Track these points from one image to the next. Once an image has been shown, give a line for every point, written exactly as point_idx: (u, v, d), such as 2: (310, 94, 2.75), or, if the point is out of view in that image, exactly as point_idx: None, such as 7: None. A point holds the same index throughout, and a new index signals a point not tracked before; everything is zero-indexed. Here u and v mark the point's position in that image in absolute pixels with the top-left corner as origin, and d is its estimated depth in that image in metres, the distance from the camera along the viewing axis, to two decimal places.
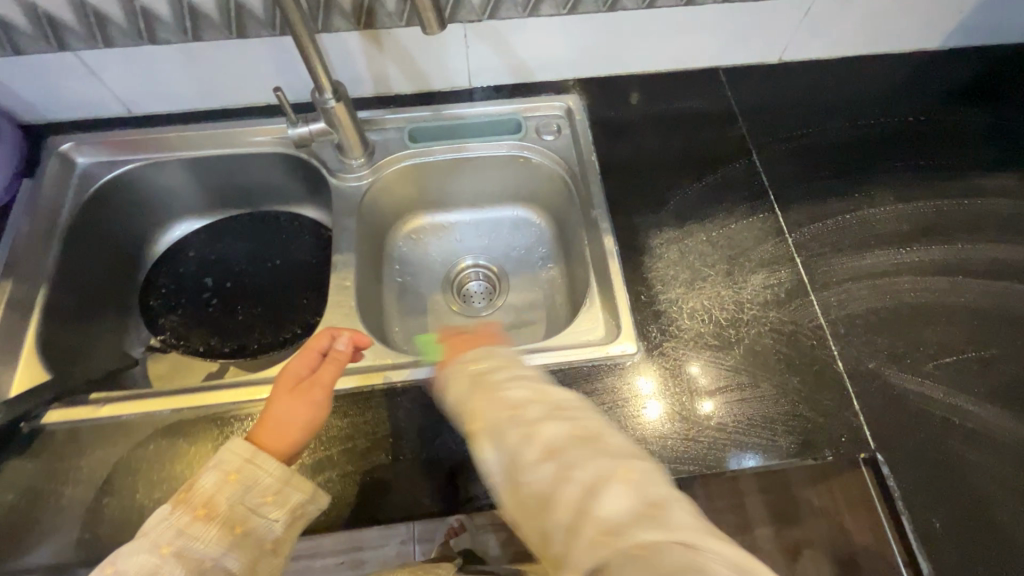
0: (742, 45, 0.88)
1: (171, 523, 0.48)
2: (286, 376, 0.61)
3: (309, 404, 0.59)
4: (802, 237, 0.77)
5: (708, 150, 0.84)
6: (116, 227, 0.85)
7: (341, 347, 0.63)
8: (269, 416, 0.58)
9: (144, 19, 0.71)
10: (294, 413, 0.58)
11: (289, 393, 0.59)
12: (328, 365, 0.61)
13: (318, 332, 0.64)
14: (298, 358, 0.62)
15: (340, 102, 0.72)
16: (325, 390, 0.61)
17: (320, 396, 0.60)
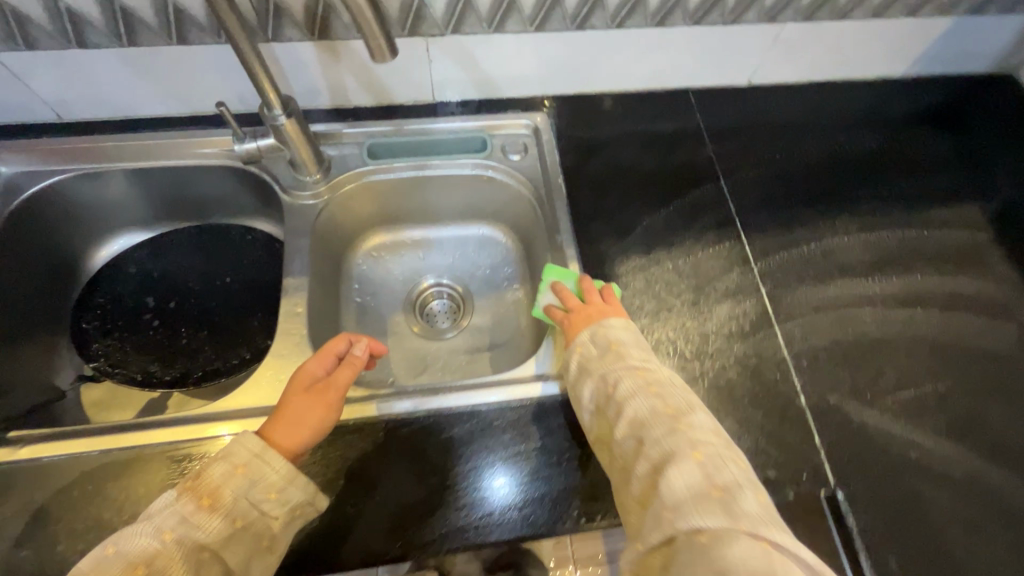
0: (712, 66, 0.86)
1: (174, 510, 0.48)
2: (302, 376, 0.61)
3: (324, 405, 0.59)
4: (768, 266, 0.76)
5: (677, 175, 0.82)
6: (45, 242, 0.78)
7: (358, 352, 0.64)
8: (285, 415, 0.58)
9: (71, 21, 0.64)
10: (306, 412, 0.58)
11: (304, 392, 0.59)
12: (344, 369, 0.62)
13: (337, 337, 0.65)
14: (316, 359, 0.63)
15: (291, 119, 0.67)
16: (340, 393, 0.61)
17: (336, 398, 0.60)
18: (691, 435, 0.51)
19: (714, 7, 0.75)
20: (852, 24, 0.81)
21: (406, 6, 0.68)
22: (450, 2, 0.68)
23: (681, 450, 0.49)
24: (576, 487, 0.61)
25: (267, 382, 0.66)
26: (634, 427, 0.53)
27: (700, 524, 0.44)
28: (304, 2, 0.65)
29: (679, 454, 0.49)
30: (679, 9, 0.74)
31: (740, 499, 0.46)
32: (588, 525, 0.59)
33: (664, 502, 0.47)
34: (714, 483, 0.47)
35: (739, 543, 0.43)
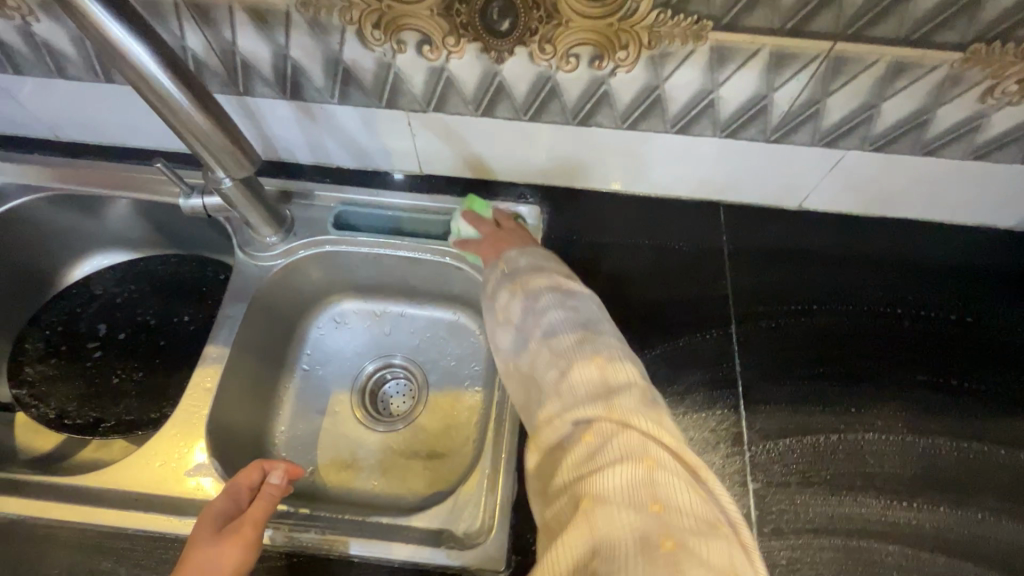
0: (751, 182, 0.71)
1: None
2: (206, 519, 0.52)
3: (238, 544, 0.49)
4: (764, 453, 0.59)
5: (676, 307, 0.68)
6: (17, 255, 0.78)
7: (274, 480, 0.55)
8: (188, 568, 0.47)
9: (49, 53, 0.63)
10: (215, 557, 0.48)
11: (212, 535, 0.50)
12: (259, 501, 0.53)
13: (248, 466, 0.57)
14: (222, 497, 0.54)
15: (237, 184, 0.61)
16: (257, 526, 0.51)
17: (252, 534, 0.50)
18: (596, 340, 0.47)
19: (752, 122, 0.61)
20: (943, 162, 0.63)
21: (381, 78, 0.60)
22: (429, 80, 0.60)
23: (586, 352, 0.46)
24: None
25: (150, 461, 0.60)
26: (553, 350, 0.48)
27: (580, 487, 0.38)
28: (271, 62, 0.60)
29: (584, 353, 0.46)
30: (706, 118, 0.61)
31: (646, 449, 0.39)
32: None
33: (557, 393, 0.45)
34: (636, 440, 0.40)
35: (615, 469, 0.38)
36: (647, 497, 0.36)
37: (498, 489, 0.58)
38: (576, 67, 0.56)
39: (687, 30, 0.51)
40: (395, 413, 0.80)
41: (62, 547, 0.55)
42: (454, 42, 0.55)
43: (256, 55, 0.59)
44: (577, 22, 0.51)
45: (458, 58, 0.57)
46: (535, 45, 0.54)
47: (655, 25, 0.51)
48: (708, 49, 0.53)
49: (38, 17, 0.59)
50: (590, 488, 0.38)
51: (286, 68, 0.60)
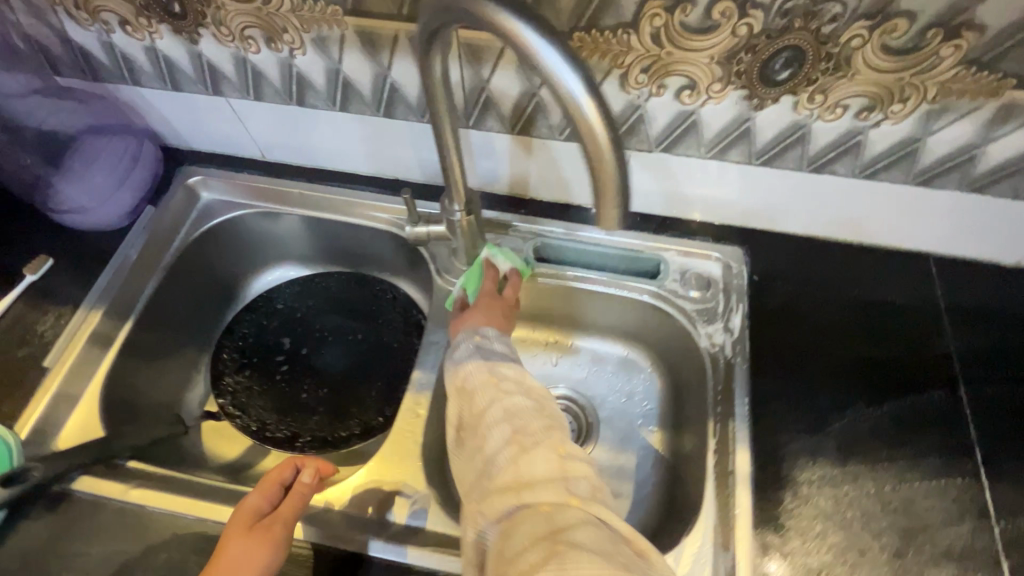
0: (973, 237, 0.68)
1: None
2: (242, 514, 0.54)
3: (266, 543, 0.51)
4: (1016, 532, 0.55)
5: (897, 365, 0.65)
6: (216, 267, 0.82)
7: (304, 479, 0.56)
8: (219, 561, 0.51)
9: (297, 83, 0.65)
10: (250, 554, 0.50)
11: (246, 532, 0.52)
12: (289, 500, 0.55)
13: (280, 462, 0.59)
14: (257, 492, 0.55)
15: (468, 217, 0.63)
16: (287, 525, 0.53)
17: (282, 535, 0.52)
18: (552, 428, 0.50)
19: (1007, 178, 0.59)
20: None
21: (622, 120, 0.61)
22: (674, 121, 0.59)
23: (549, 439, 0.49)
24: None
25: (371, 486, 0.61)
26: (505, 415, 0.51)
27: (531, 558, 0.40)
28: (516, 99, 0.61)
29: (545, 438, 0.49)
30: (958, 172, 0.59)
31: (591, 500, 0.44)
32: None
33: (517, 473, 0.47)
34: (564, 488, 0.45)
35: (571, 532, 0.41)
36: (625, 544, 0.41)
37: (731, 549, 0.54)
38: (839, 117, 0.56)
39: (984, 86, 0.50)
40: None
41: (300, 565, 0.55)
42: (720, 88, 0.55)
43: (504, 92, 0.61)
44: (864, 74, 0.51)
45: (716, 103, 0.57)
46: (806, 95, 0.54)
47: (949, 81, 0.50)
48: (997, 105, 0.52)
49: (306, 52, 0.61)
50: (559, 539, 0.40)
51: (529, 105, 0.62)
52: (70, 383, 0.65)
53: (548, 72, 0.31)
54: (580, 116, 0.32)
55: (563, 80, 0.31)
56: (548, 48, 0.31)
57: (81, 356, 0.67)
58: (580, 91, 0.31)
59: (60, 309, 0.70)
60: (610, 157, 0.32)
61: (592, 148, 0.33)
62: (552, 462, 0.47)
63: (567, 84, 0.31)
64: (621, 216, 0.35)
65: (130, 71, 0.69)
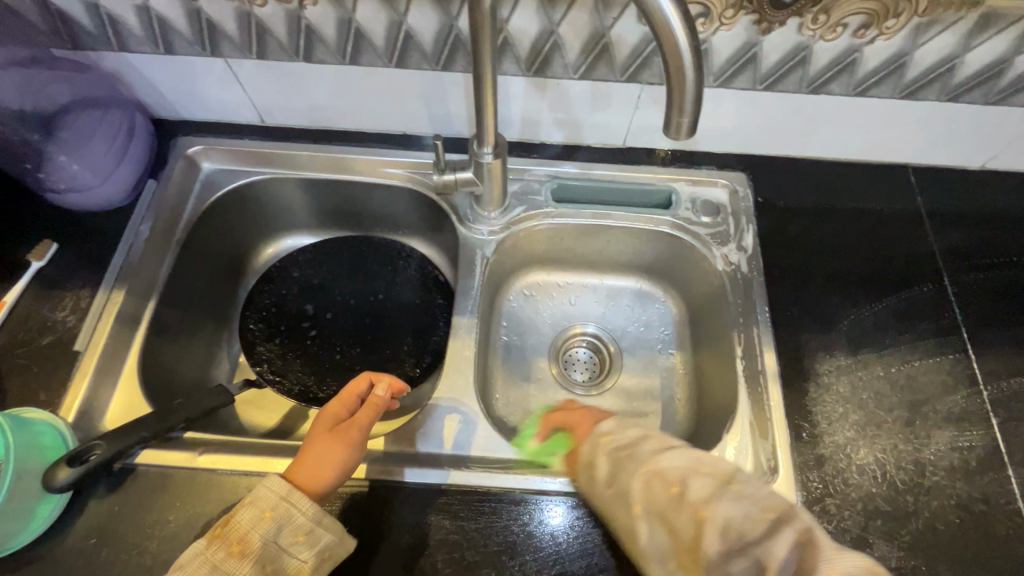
0: (946, 145, 0.75)
1: (204, 560, 0.48)
2: (323, 418, 0.58)
3: (346, 443, 0.55)
4: (999, 393, 0.64)
5: (889, 266, 0.72)
6: (226, 239, 0.81)
7: (380, 392, 0.61)
8: (305, 454, 0.55)
9: (306, 37, 0.64)
10: (330, 451, 0.54)
11: (328, 433, 0.56)
12: (366, 408, 0.59)
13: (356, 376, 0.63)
14: (336, 400, 0.60)
15: (497, 159, 0.65)
16: (363, 430, 0.57)
17: (359, 437, 0.56)
18: (745, 489, 0.45)
19: (981, 85, 0.65)
20: None
21: (637, 53, 0.63)
22: None
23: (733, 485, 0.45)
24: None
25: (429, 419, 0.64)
26: (658, 472, 0.47)
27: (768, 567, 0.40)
28: (534, 39, 0.62)
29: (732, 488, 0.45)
30: (939, 83, 0.65)
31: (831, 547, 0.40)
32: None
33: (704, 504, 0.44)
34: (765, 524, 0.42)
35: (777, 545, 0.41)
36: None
37: (768, 436, 0.61)
38: (839, 36, 0.60)
39: None
40: (581, 376, 0.83)
41: (382, 497, 0.58)
42: (733, 14, 0.58)
43: (523, 31, 0.62)
44: None
45: (728, 29, 0.60)
46: (811, 16, 0.58)
47: None
48: (979, 15, 0.57)
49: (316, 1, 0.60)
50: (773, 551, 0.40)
51: (547, 45, 0.63)
52: (106, 364, 0.64)
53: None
54: (658, 12, 0.35)
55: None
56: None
57: (112, 337, 0.66)
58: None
59: (76, 294, 0.68)
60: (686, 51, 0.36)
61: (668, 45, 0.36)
62: (747, 506, 0.43)
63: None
64: (693, 115, 0.39)
65: (117, 35, 0.66)
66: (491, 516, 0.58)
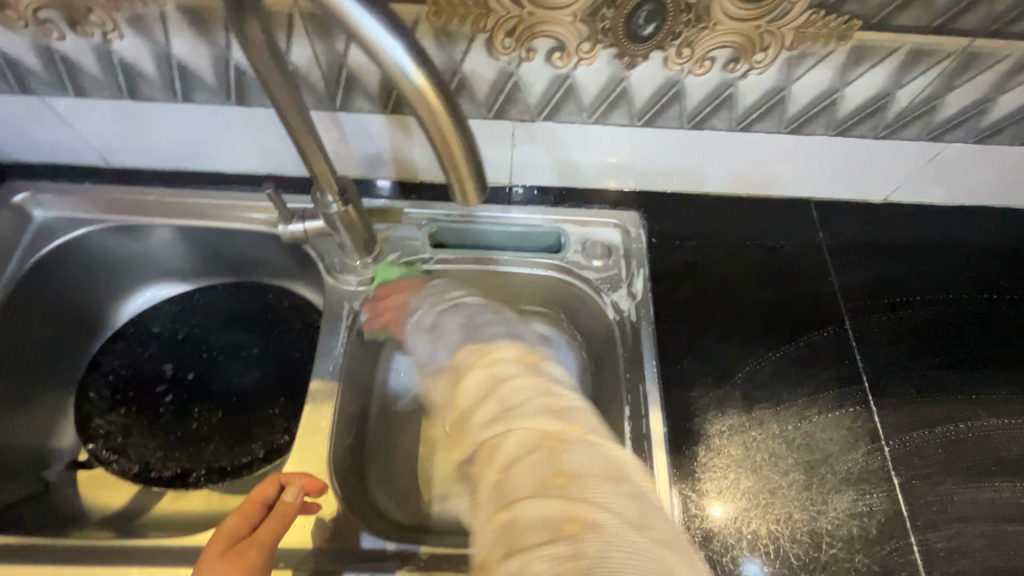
0: (844, 179, 0.71)
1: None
2: (217, 540, 0.48)
3: (239, 573, 0.45)
4: (903, 449, 0.60)
5: (791, 308, 0.68)
6: (68, 296, 0.71)
7: (288, 498, 0.50)
8: None
9: (124, 74, 0.57)
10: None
11: (217, 561, 0.45)
12: (270, 522, 0.48)
13: (267, 479, 0.52)
14: (238, 513, 0.49)
15: (347, 207, 0.58)
16: (264, 553, 0.47)
17: (258, 563, 0.46)
18: (546, 417, 0.46)
19: (866, 119, 0.61)
20: None
21: (498, 89, 0.58)
22: (550, 87, 0.58)
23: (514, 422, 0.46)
24: None
25: None
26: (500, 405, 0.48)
27: (549, 476, 0.40)
28: (381, 76, 0.57)
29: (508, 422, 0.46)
30: (824, 117, 0.61)
31: (555, 472, 0.40)
32: None
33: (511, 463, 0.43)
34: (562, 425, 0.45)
35: (532, 494, 0.40)
36: (649, 551, 0.36)
37: None
38: (709, 71, 0.56)
39: (834, 30, 0.52)
40: None
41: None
42: (590, 48, 0.53)
43: (366, 66, 0.56)
44: (726, 24, 0.51)
45: (588, 64, 0.55)
46: (674, 49, 0.54)
47: (804, 26, 0.51)
48: (849, 48, 0.54)
49: (123, 35, 0.54)
50: (557, 466, 0.41)
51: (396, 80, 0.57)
52: None
53: (394, 63, 0.32)
54: (402, 67, 0.32)
55: (393, 50, 0.31)
56: (372, 21, 0.30)
57: None
58: (407, 64, 0.32)
59: None
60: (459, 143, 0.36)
61: (434, 125, 0.34)
62: (525, 437, 0.44)
63: (408, 65, 0.32)
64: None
65: None
66: None
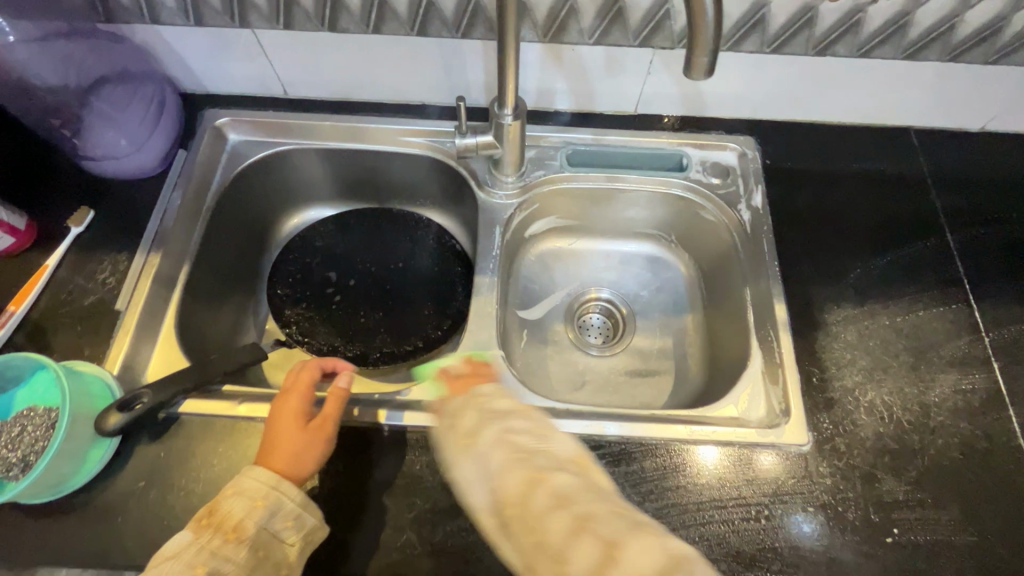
0: (946, 107, 0.78)
1: (199, 547, 0.48)
2: (287, 411, 0.58)
3: (319, 437, 0.57)
4: (1002, 340, 0.67)
5: (895, 222, 0.75)
6: (252, 210, 0.83)
7: (342, 382, 0.60)
8: (278, 448, 0.55)
9: (331, 7, 0.69)
10: (308, 446, 0.56)
11: (298, 427, 0.56)
12: (331, 400, 0.59)
13: (307, 366, 0.62)
14: (295, 393, 0.59)
15: (517, 120, 0.68)
16: (334, 422, 0.58)
17: (333, 429, 0.57)
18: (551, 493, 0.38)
19: (980, 43, 0.68)
20: None
21: (651, 16, 0.68)
22: None
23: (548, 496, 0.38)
24: (694, 514, 0.58)
25: None
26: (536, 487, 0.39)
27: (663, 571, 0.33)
28: (550, 5, 0.67)
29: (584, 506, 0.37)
30: (939, 43, 0.68)
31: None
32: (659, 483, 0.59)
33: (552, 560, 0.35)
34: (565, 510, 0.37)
35: None
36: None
37: (779, 382, 0.65)
38: None
39: None
40: (596, 340, 0.86)
41: None
42: None
43: None
44: None
45: None
46: None
47: None
48: None
49: None
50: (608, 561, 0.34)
51: (562, 10, 0.68)
52: (147, 325, 0.67)
53: None
54: None
55: None
56: None
57: (151, 299, 0.68)
58: None
59: (114, 258, 0.70)
60: (710, 22, 0.43)
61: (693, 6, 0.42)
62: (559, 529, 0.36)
63: None
64: (706, 65, 0.46)
65: (150, 7, 0.70)
66: None
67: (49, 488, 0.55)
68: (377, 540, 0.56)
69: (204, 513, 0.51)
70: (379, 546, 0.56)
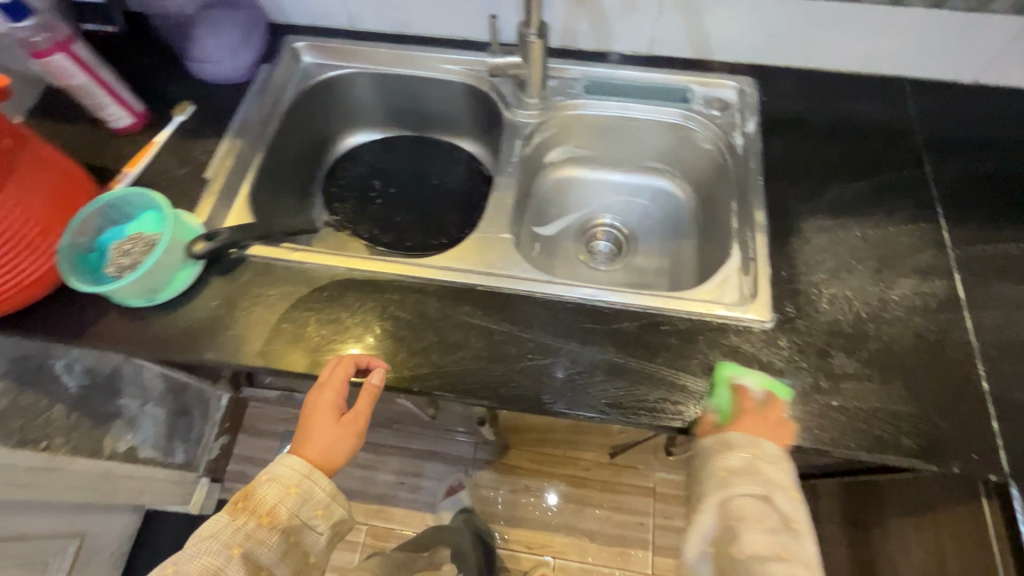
0: (934, 58, 0.86)
1: (236, 528, 0.59)
2: (325, 407, 0.64)
3: (352, 434, 0.65)
4: (966, 256, 0.74)
5: (878, 155, 0.83)
6: (315, 123, 0.99)
7: (375, 380, 0.64)
8: (317, 441, 0.64)
9: None
10: (338, 440, 0.65)
11: (334, 424, 0.65)
12: (364, 397, 0.64)
13: (343, 360, 0.66)
14: (330, 392, 0.64)
15: (540, 39, 0.80)
16: (364, 417, 0.66)
17: (364, 425, 0.66)
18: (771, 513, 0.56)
19: None
20: None
21: None
22: None
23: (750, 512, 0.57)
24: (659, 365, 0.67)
25: (484, 246, 0.79)
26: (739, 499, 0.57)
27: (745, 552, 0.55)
28: None
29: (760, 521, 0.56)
30: None
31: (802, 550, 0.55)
32: (634, 340, 0.69)
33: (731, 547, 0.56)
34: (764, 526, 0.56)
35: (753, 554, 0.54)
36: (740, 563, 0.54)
37: (750, 274, 0.74)
38: None
39: None
40: (602, 259, 0.95)
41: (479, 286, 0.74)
42: None
43: None
44: None
45: None
46: None
47: None
48: None
49: None
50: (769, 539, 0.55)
51: None
52: (226, 191, 0.83)
53: None
54: None
55: None
56: None
57: (232, 172, 0.84)
58: None
59: (206, 142, 0.86)
60: None
61: None
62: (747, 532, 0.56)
63: None
64: None
65: None
66: (525, 312, 0.72)
67: (145, 293, 0.70)
68: (392, 360, 0.69)
69: (239, 496, 0.61)
70: (396, 363, 0.69)
